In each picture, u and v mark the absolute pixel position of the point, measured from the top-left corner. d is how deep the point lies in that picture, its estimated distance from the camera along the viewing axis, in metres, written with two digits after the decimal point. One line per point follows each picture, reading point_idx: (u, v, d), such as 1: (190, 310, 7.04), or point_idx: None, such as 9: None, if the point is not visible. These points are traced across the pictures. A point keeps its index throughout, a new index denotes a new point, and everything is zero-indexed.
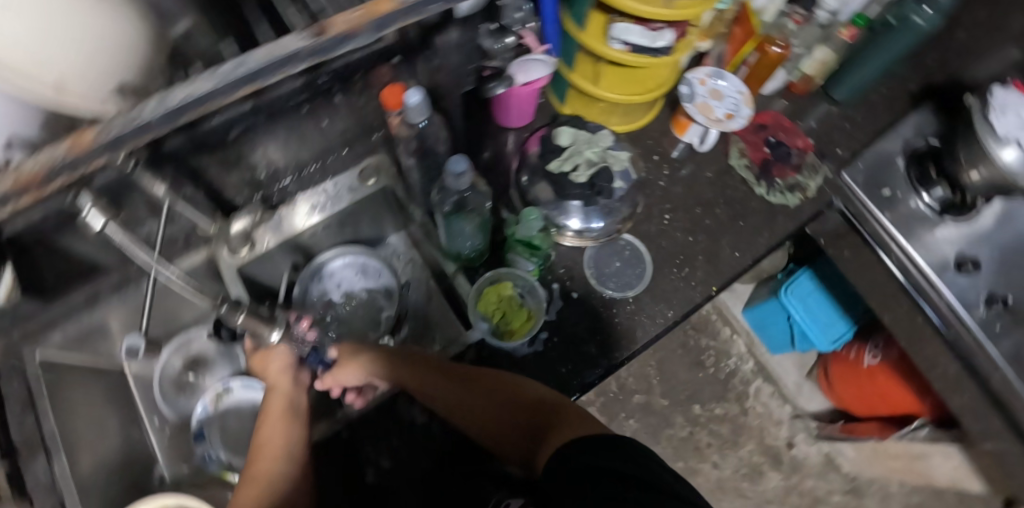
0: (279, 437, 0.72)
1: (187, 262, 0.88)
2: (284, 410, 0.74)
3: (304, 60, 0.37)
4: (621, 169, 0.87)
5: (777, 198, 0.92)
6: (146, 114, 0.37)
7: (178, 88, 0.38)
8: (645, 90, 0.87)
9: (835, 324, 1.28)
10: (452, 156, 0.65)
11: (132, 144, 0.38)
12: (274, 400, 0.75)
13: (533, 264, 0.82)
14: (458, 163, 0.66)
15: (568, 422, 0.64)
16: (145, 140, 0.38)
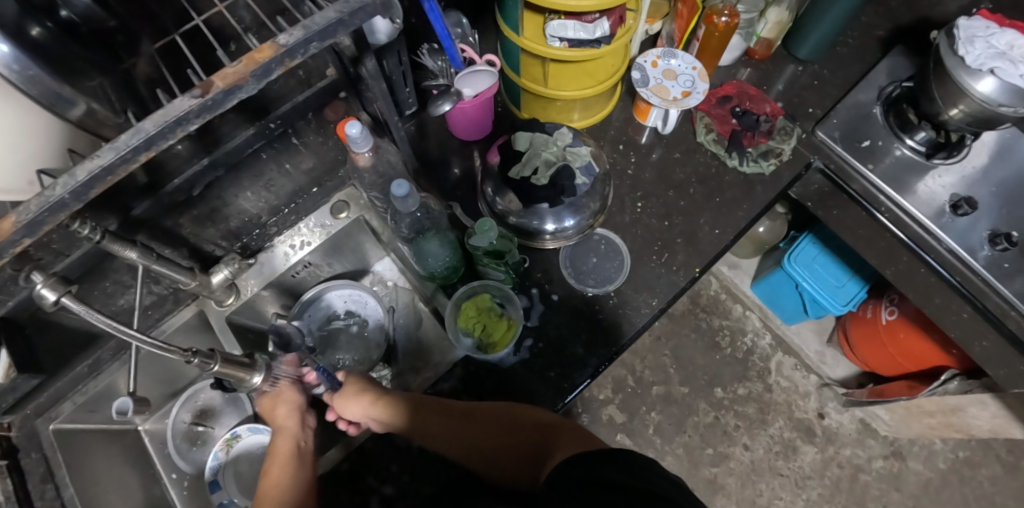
0: (287, 478, 0.73)
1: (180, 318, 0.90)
2: (290, 454, 0.76)
3: (200, 116, 0.41)
4: (584, 164, 0.84)
5: (752, 167, 0.90)
6: (59, 191, 0.39)
7: (84, 163, 0.39)
8: (596, 82, 0.86)
9: (846, 286, 1.24)
10: (394, 184, 0.69)
11: (50, 226, 0.40)
12: (283, 442, 0.77)
13: (503, 273, 0.80)
14: (399, 187, 0.69)
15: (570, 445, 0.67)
16: (62, 217, 0.39)
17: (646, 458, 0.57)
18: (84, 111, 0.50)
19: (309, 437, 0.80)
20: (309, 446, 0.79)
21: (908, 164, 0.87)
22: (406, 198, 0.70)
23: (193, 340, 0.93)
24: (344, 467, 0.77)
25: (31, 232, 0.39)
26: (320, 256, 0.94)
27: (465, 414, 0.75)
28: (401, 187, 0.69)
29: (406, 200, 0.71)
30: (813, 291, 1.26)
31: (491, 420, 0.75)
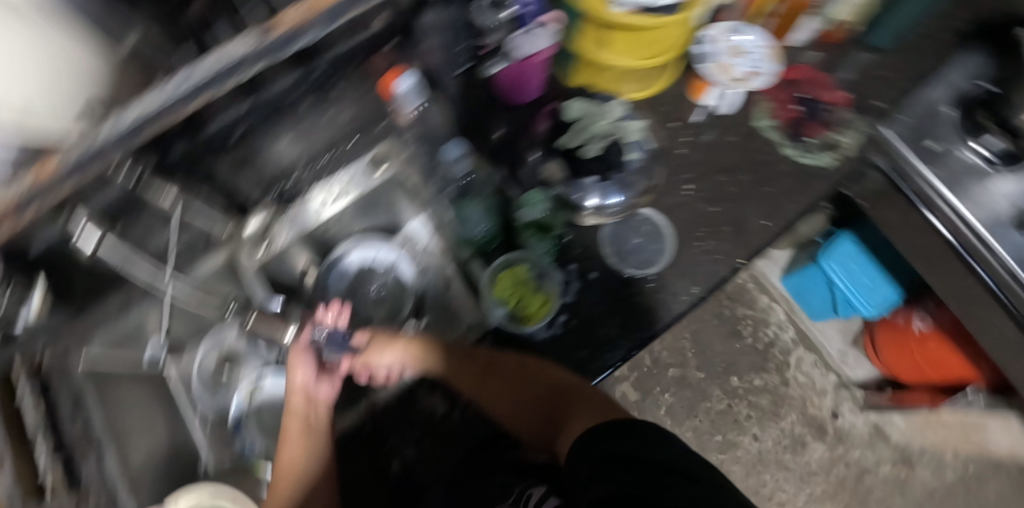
0: (301, 460, 0.73)
1: (202, 268, 0.81)
2: (304, 431, 0.75)
3: (253, 63, 0.40)
4: (636, 140, 0.82)
5: (811, 159, 0.87)
6: (105, 137, 0.42)
7: (132, 109, 0.43)
8: (655, 53, 0.81)
9: (883, 288, 1.21)
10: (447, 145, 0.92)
11: (97, 166, 0.43)
12: (295, 420, 0.76)
13: (546, 245, 0.80)
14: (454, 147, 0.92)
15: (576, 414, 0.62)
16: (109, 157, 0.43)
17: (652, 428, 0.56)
18: (139, 39, 0.54)
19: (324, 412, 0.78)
20: (325, 422, 0.77)
21: (977, 170, 0.78)
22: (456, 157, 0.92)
23: (215, 290, 0.84)
24: None
25: (75, 174, 0.43)
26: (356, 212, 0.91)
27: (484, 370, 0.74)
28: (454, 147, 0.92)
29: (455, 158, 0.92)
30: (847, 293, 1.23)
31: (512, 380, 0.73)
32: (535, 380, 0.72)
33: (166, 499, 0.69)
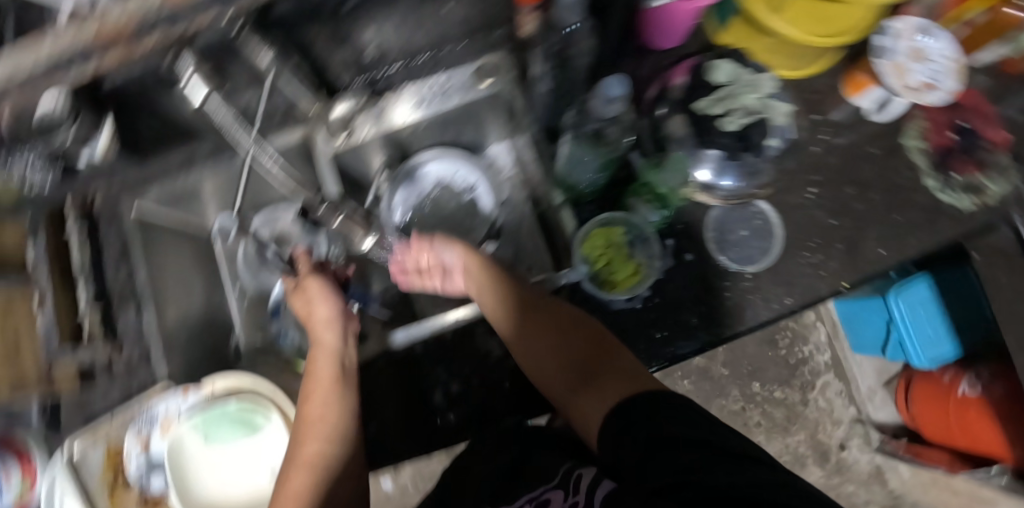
0: (333, 413, 0.60)
1: (276, 144, 0.76)
2: (335, 376, 0.63)
3: None
4: (781, 126, 0.73)
5: (948, 196, 0.76)
6: None
7: None
8: (831, 31, 0.71)
9: (941, 344, 1.12)
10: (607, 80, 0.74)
11: None
12: (322, 360, 0.64)
13: (655, 216, 0.74)
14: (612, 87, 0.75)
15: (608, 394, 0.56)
16: None
17: (682, 398, 0.52)
18: None
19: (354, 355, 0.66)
20: (355, 366, 0.65)
21: None
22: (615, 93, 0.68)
23: (290, 168, 0.80)
24: (419, 350, 0.73)
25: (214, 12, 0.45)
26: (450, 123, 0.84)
27: (513, 320, 0.65)
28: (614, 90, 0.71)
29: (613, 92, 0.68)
30: (905, 338, 1.14)
31: (544, 339, 0.64)
32: (567, 340, 0.63)
33: (202, 379, 0.65)
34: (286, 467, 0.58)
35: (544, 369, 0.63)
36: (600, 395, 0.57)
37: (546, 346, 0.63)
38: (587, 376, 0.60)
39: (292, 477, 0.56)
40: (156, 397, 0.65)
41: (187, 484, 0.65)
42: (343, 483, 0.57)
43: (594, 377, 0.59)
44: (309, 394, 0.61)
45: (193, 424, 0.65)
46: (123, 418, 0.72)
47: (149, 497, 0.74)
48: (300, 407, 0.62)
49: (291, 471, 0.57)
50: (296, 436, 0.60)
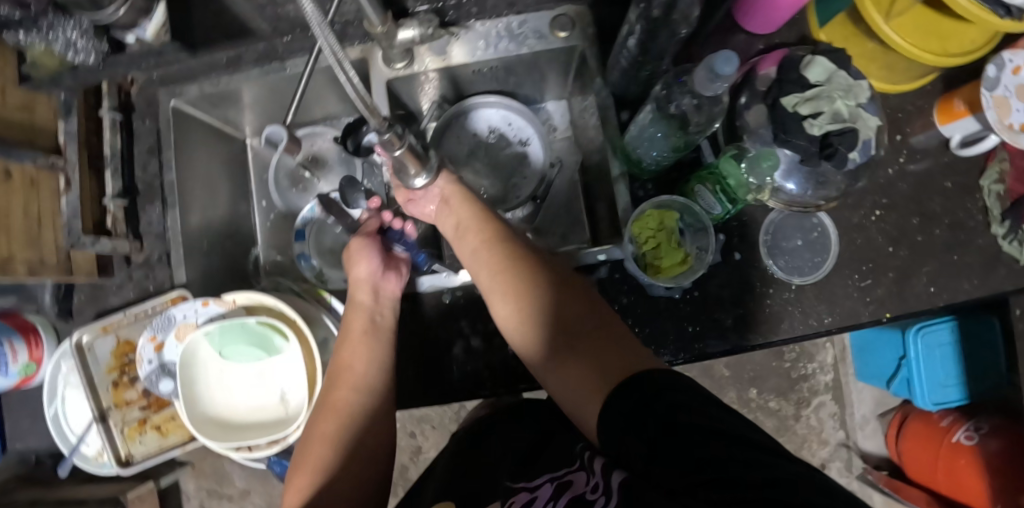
0: (361, 365, 0.62)
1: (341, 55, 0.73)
2: (366, 330, 0.64)
3: None
4: (866, 139, 0.67)
5: (1011, 248, 0.72)
6: None
7: None
8: (944, 50, 0.66)
9: (945, 389, 1.10)
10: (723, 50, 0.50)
11: None
12: (355, 316, 0.65)
13: (720, 208, 0.67)
14: (723, 64, 0.49)
15: (604, 373, 0.50)
16: None
17: (675, 375, 0.46)
18: None
19: (388, 309, 0.66)
20: (387, 321, 0.65)
21: None
22: (720, 80, 0.50)
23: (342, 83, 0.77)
24: (447, 300, 0.72)
25: None
26: (517, 72, 0.79)
27: (508, 280, 0.59)
28: (729, 61, 0.49)
29: (716, 84, 0.51)
30: (913, 377, 1.11)
31: (540, 306, 0.57)
32: (558, 306, 0.57)
33: (225, 292, 0.64)
34: (317, 411, 0.62)
35: (537, 341, 0.57)
36: (593, 374, 0.51)
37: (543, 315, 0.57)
38: (582, 350, 0.53)
39: (320, 424, 0.61)
40: (176, 305, 0.64)
41: (195, 395, 0.63)
42: (365, 439, 0.61)
43: (589, 354, 0.53)
44: (341, 346, 0.64)
45: (210, 335, 0.64)
46: (136, 316, 0.72)
47: (150, 397, 0.73)
48: (337, 354, 0.65)
49: (322, 417, 0.62)
50: (329, 387, 0.63)
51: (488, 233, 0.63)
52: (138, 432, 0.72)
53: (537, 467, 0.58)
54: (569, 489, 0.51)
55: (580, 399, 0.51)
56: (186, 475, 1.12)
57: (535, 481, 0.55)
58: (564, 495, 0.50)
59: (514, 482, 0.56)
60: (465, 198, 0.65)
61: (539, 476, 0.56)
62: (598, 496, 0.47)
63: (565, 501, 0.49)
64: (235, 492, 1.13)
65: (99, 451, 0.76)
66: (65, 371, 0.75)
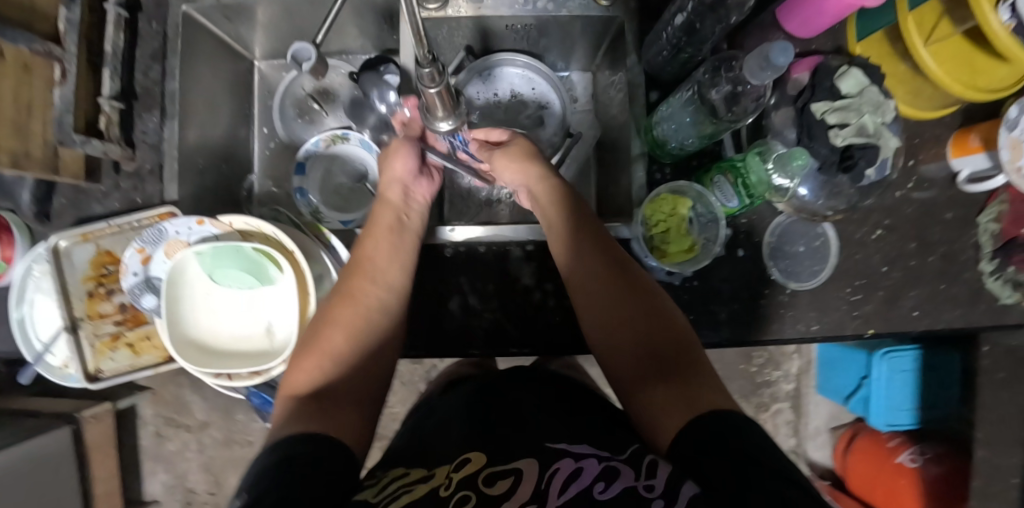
0: (384, 261, 0.63)
1: None
2: (392, 227, 0.66)
3: None
4: (884, 159, 0.68)
5: (994, 285, 0.73)
6: None
7: None
8: (974, 83, 0.65)
9: (898, 414, 1.08)
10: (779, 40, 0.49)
11: None
12: (383, 211, 0.67)
13: (737, 202, 0.66)
14: (780, 54, 0.49)
15: (679, 388, 0.49)
16: None
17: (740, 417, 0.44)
18: None
19: (417, 210, 0.69)
20: (415, 223, 0.68)
21: None
22: (772, 70, 0.50)
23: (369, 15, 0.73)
24: (448, 253, 0.72)
25: None
26: (551, 34, 0.77)
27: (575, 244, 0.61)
28: (786, 52, 0.49)
29: (769, 73, 0.51)
30: (871, 394, 1.08)
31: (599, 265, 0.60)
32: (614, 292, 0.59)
33: (223, 213, 0.61)
34: (334, 298, 0.62)
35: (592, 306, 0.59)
36: (663, 384, 0.51)
37: (603, 291, 0.58)
38: (640, 326, 0.56)
39: (340, 310, 0.60)
40: (167, 219, 0.61)
41: (179, 315, 0.61)
42: (383, 356, 0.60)
43: (648, 333, 0.56)
44: (366, 237, 0.65)
45: (200, 256, 0.61)
46: (120, 228, 0.69)
47: (126, 313, 0.70)
48: (359, 249, 0.65)
49: (340, 302, 0.61)
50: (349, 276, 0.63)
51: (555, 191, 0.64)
52: (110, 348, 0.70)
53: (580, 429, 0.49)
54: (619, 478, 0.41)
55: (636, 375, 0.54)
56: (144, 400, 1.07)
57: (579, 449, 0.45)
58: (615, 483, 0.41)
59: (555, 443, 0.46)
60: (529, 155, 0.67)
61: (583, 445, 0.46)
62: (654, 496, 0.39)
63: (619, 491, 0.40)
64: (193, 424, 1.08)
65: (65, 362, 0.73)
66: (38, 275, 0.72)
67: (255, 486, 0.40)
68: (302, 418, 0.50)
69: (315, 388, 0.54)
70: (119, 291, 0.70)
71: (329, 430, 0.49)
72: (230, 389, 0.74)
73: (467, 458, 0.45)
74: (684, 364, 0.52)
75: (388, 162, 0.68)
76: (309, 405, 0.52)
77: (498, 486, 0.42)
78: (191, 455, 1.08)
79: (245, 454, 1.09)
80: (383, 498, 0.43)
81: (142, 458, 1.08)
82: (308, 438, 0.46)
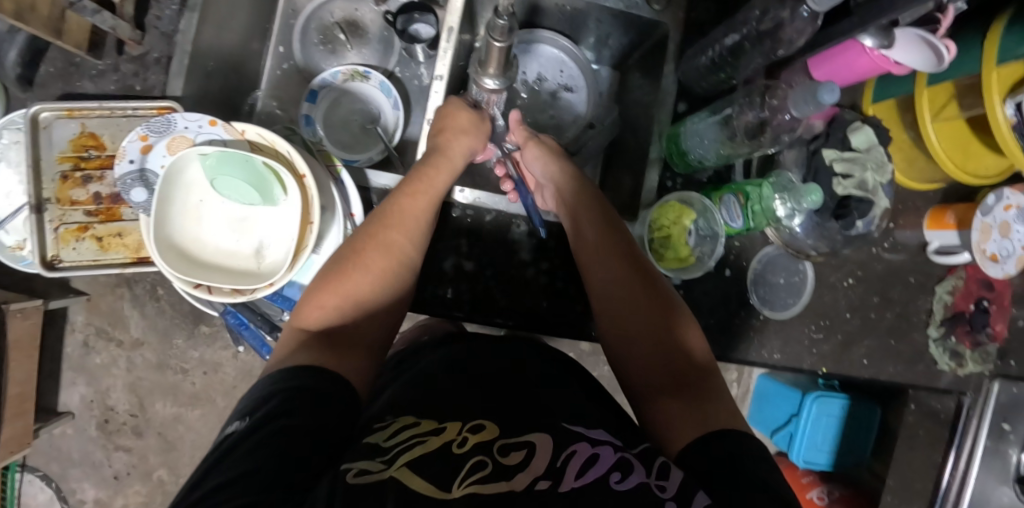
0: (429, 221, 0.61)
1: None
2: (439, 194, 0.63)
3: None
4: (872, 214, 0.72)
5: (936, 350, 0.80)
6: None
7: None
8: (964, 165, 0.71)
9: (817, 453, 1.03)
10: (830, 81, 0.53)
11: None
12: (437, 172, 0.63)
13: (740, 222, 0.70)
14: (827, 93, 0.54)
15: (693, 403, 0.52)
16: None
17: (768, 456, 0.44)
18: None
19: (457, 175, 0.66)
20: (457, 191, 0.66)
21: None
22: (816, 105, 0.55)
23: None
24: (454, 214, 0.72)
25: None
26: (598, 24, 0.77)
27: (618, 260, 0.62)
28: (832, 92, 0.54)
29: (811, 108, 0.56)
30: (796, 433, 1.03)
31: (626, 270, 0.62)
32: (648, 315, 0.59)
33: (237, 121, 0.60)
34: (363, 238, 0.59)
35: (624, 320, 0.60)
36: (676, 395, 0.53)
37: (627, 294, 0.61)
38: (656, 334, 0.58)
39: (370, 252, 0.57)
40: (176, 113, 0.61)
41: (167, 217, 0.59)
42: (395, 312, 0.58)
43: (667, 351, 0.57)
44: (411, 189, 0.61)
45: (204, 158, 0.59)
46: (112, 112, 0.65)
47: (100, 205, 0.65)
48: (395, 198, 0.61)
49: (370, 242, 0.58)
50: (384, 214, 0.60)
51: (574, 191, 0.67)
52: (75, 237, 0.64)
53: (591, 415, 0.49)
54: (636, 471, 0.40)
55: (648, 382, 0.56)
56: (78, 305, 0.96)
57: (595, 434, 0.45)
58: (632, 475, 0.40)
59: (571, 425, 0.46)
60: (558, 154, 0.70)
61: (600, 433, 0.45)
62: (669, 497, 0.38)
63: (636, 484, 0.39)
64: (127, 340, 0.97)
65: (20, 243, 0.68)
66: (4, 144, 0.66)
67: (260, 417, 0.41)
68: (313, 350, 0.49)
69: (329, 327, 0.53)
70: (97, 179, 0.65)
71: (339, 369, 0.48)
72: (207, 303, 0.72)
73: (480, 424, 0.45)
74: (698, 379, 0.54)
75: (456, 126, 0.66)
76: (327, 343, 0.51)
77: (512, 457, 0.41)
78: (118, 371, 0.98)
79: (178, 382, 0.99)
80: (393, 446, 0.41)
81: (63, 366, 0.97)
82: (324, 373, 0.46)
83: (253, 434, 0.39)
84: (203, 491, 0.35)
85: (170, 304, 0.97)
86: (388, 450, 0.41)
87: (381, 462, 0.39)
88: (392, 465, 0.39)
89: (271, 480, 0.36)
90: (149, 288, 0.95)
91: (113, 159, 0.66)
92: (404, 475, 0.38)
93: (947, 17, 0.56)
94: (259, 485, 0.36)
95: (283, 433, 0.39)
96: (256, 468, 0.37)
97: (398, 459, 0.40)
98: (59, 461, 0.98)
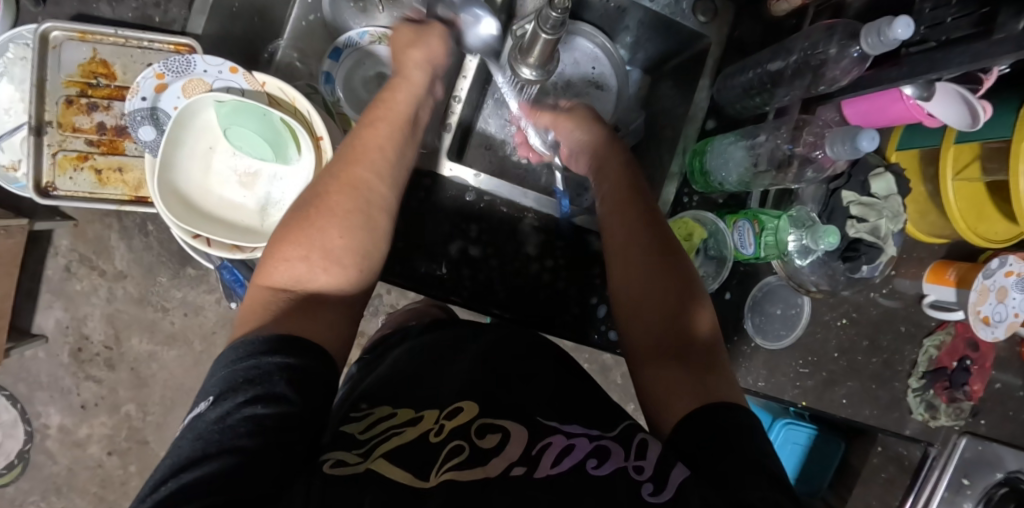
0: (393, 151, 0.57)
1: None
2: (406, 118, 0.59)
3: None
4: (879, 261, 0.72)
5: (912, 400, 0.81)
6: None
7: None
8: (975, 227, 0.71)
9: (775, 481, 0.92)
10: (868, 131, 0.53)
11: None
12: (402, 94, 0.61)
13: (751, 249, 0.69)
14: (867, 141, 0.54)
15: (695, 375, 0.49)
16: None
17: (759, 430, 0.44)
18: None
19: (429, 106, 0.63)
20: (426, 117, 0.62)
21: None
22: (852, 150, 0.55)
23: None
24: (468, 198, 0.71)
25: None
26: (639, 25, 0.75)
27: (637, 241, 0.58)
28: (871, 140, 0.54)
29: (846, 150, 0.56)
30: None
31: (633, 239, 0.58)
32: (663, 299, 0.54)
33: (257, 72, 0.59)
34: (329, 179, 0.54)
35: (636, 298, 0.56)
36: (677, 366, 0.50)
37: (643, 266, 0.56)
38: (661, 308, 0.54)
39: (334, 194, 0.52)
40: (198, 55, 0.59)
41: (169, 166, 0.57)
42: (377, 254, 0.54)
43: (665, 325, 0.53)
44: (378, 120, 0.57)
45: (219, 105, 0.58)
46: (126, 42, 0.63)
47: (104, 136, 0.63)
48: (359, 132, 0.57)
49: (336, 186, 0.53)
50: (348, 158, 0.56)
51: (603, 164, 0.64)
52: (73, 166, 0.62)
53: (564, 401, 0.47)
54: (612, 457, 0.40)
55: (646, 351, 0.53)
56: (63, 230, 0.93)
57: (571, 427, 0.43)
58: (609, 462, 0.40)
59: (547, 420, 0.44)
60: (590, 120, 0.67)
61: (574, 422, 0.44)
62: (644, 478, 0.39)
63: (611, 470, 0.39)
64: (110, 271, 0.95)
65: (14, 164, 0.65)
66: (8, 58, 0.64)
67: (232, 397, 0.39)
68: (283, 315, 0.45)
69: (298, 279, 0.48)
70: (103, 108, 0.63)
71: (308, 334, 0.45)
72: (204, 255, 0.71)
73: (459, 407, 0.45)
74: (702, 353, 0.51)
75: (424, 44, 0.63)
76: (294, 305, 0.47)
77: (487, 440, 0.41)
78: (98, 300, 0.95)
79: (157, 319, 0.97)
80: (369, 438, 0.42)
81: (42, 287, 0.95)
82: (291, 339, 0.43)
83: (223, 418, 0.37)
84: (182, 483, 0.34)
85: (159, 241, 0.95)
86: (365, 442, 0.42)
87: (358, 455, 0.40)
88: (369, 458, 0.40)
89: (248, 474, 0.35)
90: (139, 222, 0.94)
91: (122, 90, 0.63)
92: (381, 467, 0.39)
93: (990, 78, 0.55)
94: (234, 485, 0.34)
95: (269, 422, 0.38)
96: (231, 469, 0.35)
97: (374, 452, 0.40)
98: (27, 383, 0.96)
